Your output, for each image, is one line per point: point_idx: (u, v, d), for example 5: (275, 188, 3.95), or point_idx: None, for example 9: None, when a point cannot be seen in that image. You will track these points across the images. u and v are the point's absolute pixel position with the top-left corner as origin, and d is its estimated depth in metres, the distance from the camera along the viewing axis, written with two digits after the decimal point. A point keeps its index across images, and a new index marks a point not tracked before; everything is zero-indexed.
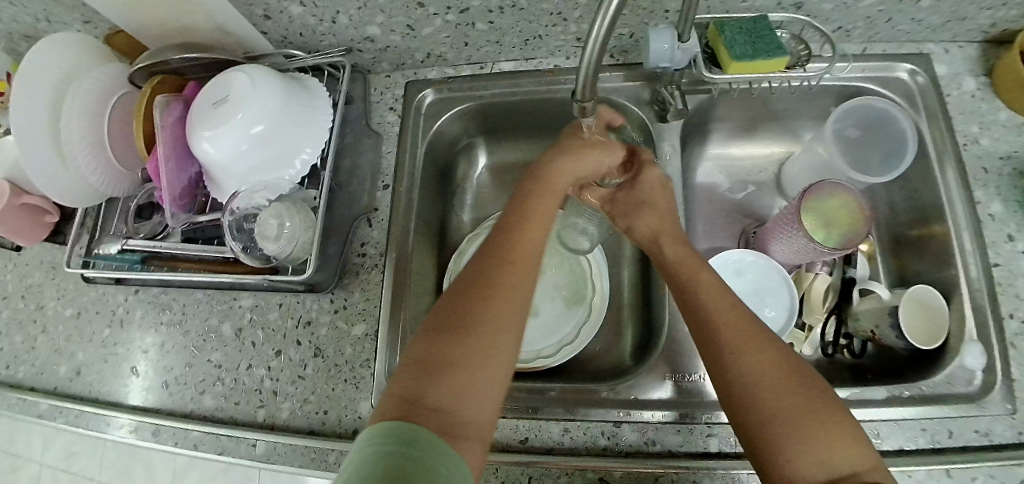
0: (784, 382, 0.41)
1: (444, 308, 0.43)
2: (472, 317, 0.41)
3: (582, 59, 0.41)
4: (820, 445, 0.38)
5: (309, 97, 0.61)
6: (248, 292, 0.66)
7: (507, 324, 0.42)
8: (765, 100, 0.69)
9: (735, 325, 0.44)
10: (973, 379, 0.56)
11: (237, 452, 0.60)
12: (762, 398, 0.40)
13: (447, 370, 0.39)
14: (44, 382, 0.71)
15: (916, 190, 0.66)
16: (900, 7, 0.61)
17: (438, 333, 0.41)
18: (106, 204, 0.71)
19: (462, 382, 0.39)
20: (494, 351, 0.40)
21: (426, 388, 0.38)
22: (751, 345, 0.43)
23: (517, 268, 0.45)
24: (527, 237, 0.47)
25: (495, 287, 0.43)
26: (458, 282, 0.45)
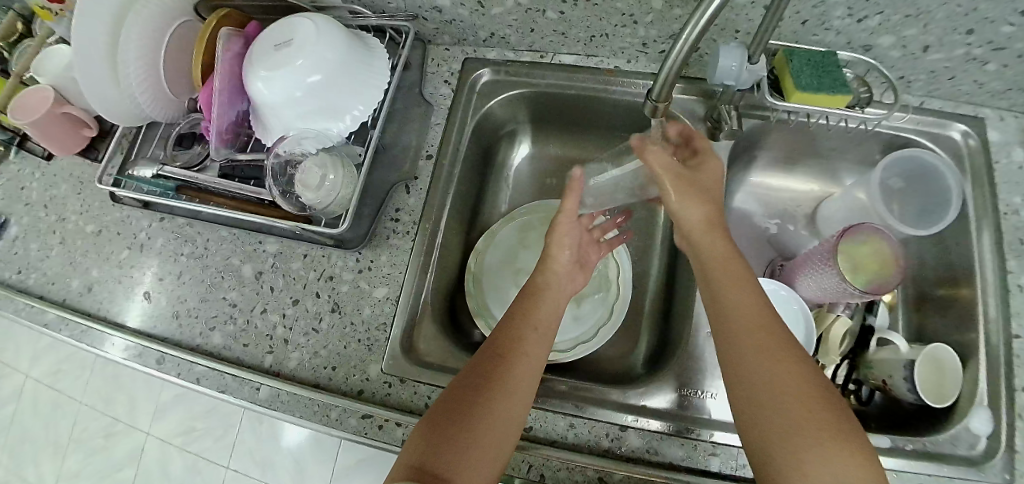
0: (796, 395, 0.43)
1: (448, 393, 0.47)
2: (475, 408, 0.45)
3: (664, 63, 0.42)
4: (825, 459, 0.39)
5: (370, 57, 0.61)
6: (274, 238, 0.66)
7: (505, 423, 0.45)
8: (813, 136, 0.70)
9: (755, 331, 0.47)
10: (976, 444, 0.57)
11: (239, 393, 0.59)
12: (770, 408, 0.43)
13: (450, 445, 0.43)
14: (55, 293, 0.71)
15: (948, 250, 0.66)
16: (966, 67, 0.61)
17: (440, 413, 0.45)
18: (146, 127, 0.71)
19: (461, 461, 0.42)
20: (487, 444, 0.44)
21: (435, 465, 0.41)
22: (769, 355, 0.45)
23: (524, 361, 0.48)
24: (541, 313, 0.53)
25: (510, 366, 0.48)
26: (470, 365, 0.49)
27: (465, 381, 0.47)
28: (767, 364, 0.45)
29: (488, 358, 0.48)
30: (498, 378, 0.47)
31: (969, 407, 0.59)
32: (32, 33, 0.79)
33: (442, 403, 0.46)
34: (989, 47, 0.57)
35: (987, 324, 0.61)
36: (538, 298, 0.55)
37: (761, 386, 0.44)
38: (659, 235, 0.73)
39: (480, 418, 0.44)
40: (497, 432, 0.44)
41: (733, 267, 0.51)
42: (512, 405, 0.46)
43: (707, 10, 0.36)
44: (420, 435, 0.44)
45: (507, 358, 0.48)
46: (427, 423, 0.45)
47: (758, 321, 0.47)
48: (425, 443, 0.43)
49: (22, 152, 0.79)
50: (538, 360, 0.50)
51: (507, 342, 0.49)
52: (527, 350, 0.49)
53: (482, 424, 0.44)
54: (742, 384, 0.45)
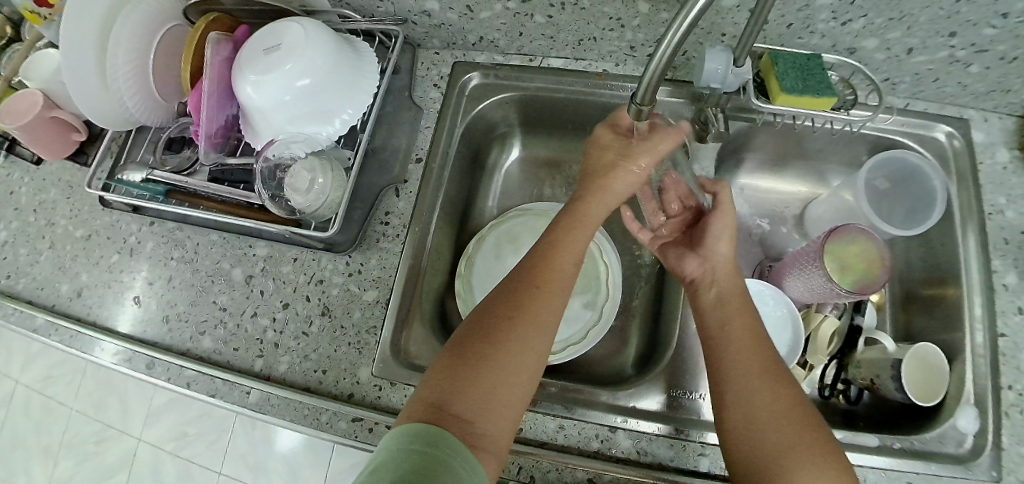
0: (771, 398, 0.44)
1: (471, 325, 0.47)
2: (504, 341, 0.45)
3: (646, 69, 0.42)
4: (781, 442, 0.42)
5: (359, 60, 0.62)
6: (264, 242, 0.66)
7: (533, 355, 0.45)
8: (800, 138, 0.70)
9: (740, 332, 0.49)
10: (962, 442, 0.57)
11: (230, 397, 0.59)
12: (747, 405, 0.44)
13: (475, 383, 0.43)
14: (44, 298, 0.71)
15: (934, 250, 0.67)
16: (949, 69, 0.62)
17: (464, 347, 0.45)
18: (134, 132, 0.70)
19: (484, 399, 0.42)
20: (515, 379, 0.44)
21: (457, 402, 0.41)
22: (750, 358, 0.47)
23: (554, 296, 0.49)
24: (574, 239, 0.53)
25: (542, 297, 0.48)
26: (492, 302, 0.49)
27: (486, 317, 0.47)
28: (748, 364, 0.47)
29: (515, 292, 0.48)
30: (527, 312, 0.47)
31: (955, 406, 0.59)
32: (20, 38, 0.79)
33: (463, 339, 0.46)
34: (971, 50, 0.58)
35: (972, 323, 0.62)
36: (579, 227, 0.54)
37: (742, 383, 0.46)
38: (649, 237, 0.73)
39: (507, 354, 0.44)
40: (522, 367, 0.45)
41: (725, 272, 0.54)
42: (539, 336, 0.46)
43: (688, 14, 0.36)
44: (443, 370, 0.44)
45: (538, 292, 0.48)
46: (445, 363, 0.45)
47: (744, 325, 0.49)
48: (445, 380, 0.43)
49: (11, 157, 0.78)
50: (565, 296, 0.50)
51: (537, 277, 0.49)
52: (557, 284, 0.49)
53: (508, 359, 0.44)
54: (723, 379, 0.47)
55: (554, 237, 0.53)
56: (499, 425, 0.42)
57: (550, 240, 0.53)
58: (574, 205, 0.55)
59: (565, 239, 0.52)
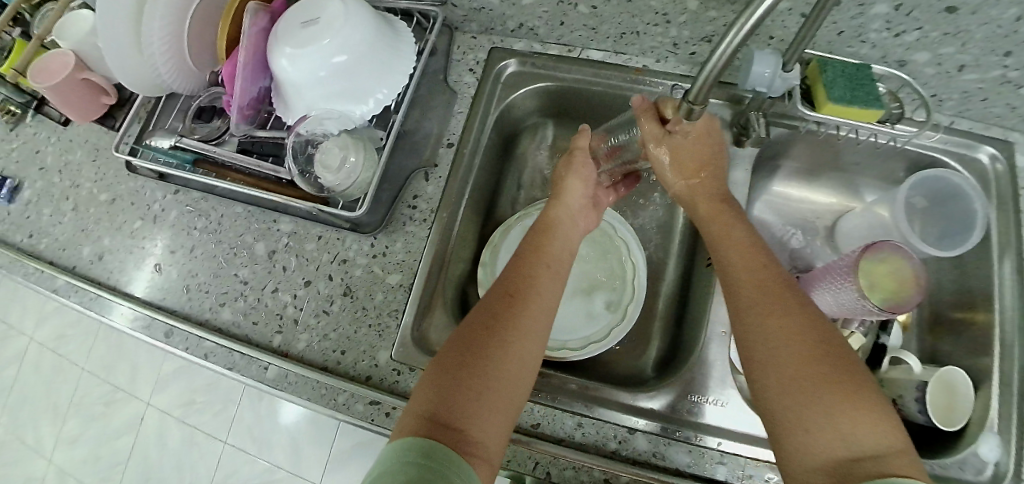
0: (805, 361, 0.41)
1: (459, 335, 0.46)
2: (490, 346, 0.44)
3: (701, 70, 0.40)
4: (803, 391, 0.40)
5: (396, 39, 0.60)
6: (289, 217, 0.65)
7: (519, 362, 0.45)
8: (838, 149, 0.69)
9: (764, 296, 0.45)
10: (983, 469, 0.56)
11: (247, 371, 0.59)
12: (779, 374, 0.41)
13: (463, 389, 0.42)
14: (65, 259, 0.71)
15: (968, 273, 0.65)
16: (1001, 89, 0.60)
17: (450, 356, 0.44)
18: (165, 98, 0.70)
19: (473, 406, 0.41)
20: (503, 377, 0.43)
21: (447, 411, 0.41)
22: (777, 322, 0.43)
23: (535, 301, 0.48)
24: (550, 248, 0.54)
25: (524, 302, 0.48)
26: (477, 309, 0.48)
27: (472, 323, 0.47)
28: (762, 315, 0.44)
29: (497, 299, 0.48)
30: (508, 317, 0.47)
31: (979, 433, 0.58)
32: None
33: (449, 348, 0.45)
34: None
35: (1001, 350, 0.60)
36: (550, 235, 0.56)
37: (772, 353, 0.42)
38: (675, 240, 0.72)
39: (492, 360, 0.44)
40: (509, 372, 0.44)
41: (741, 234, 0.51)
42: (523, 342, 0.46)
43: (752, 16, 0.35)
44: (432, 380, 0.43)
45: (517, 299, 0.48)
46: (434, 375, 0.44)
47: (768, 288, 0.46)
48: (434, 390, 0.42)
49: (39, 115, 0.78)
50: (549, 304, 0.50)
51: (516, 286, 0.49)
52: (536, 291, 0.49)
53: (492, 364, 0.43)
54: (753, 350, 0.43)
55: (533, 248, 0.54)
56: (491, 430, 0.41)
57: (527, 249, 0.54)
58: (541, 217, 0.59)
59: (541, 249, 0.54)
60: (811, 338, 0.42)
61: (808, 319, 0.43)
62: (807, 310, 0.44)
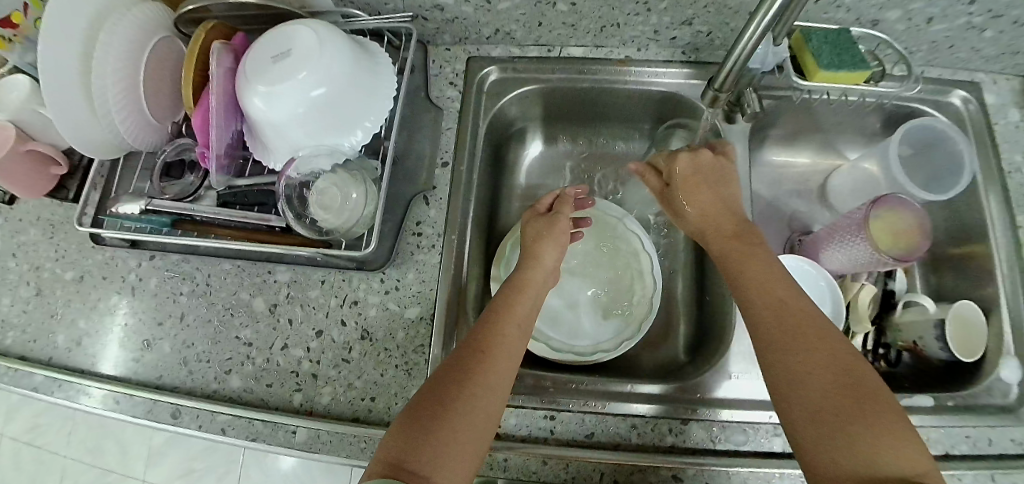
0: (832, 386, 0.41)
1: (433, 381, 0.46)
2: (455, 396, 0.44)
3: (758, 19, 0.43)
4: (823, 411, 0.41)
5: (374, 63, 0.57)
6: (286, 266, 0.61)
7: (485, 417, 0.44)
8: (818, 114, 0.71)
9: (789, 317, 0.46)
10: (1009, 392, 0.59)
11: (272, 438, 0.54)
12: (804, 395, 0.42)
13: (430, 441, 0.41)
14: (37, 352, 0.64)
15: (959, 212, 0.68)
16: (966, 35, 0.63)
17: (422, 404, 0.44)
18: (124, 160, 0.64)
19: (442, 456, 0.41)
20: (472, 429, 0.43)
21: (415, 460, 0.40)
22: (802, 348, 0.44)
23: (505, 356, 0.47)
24: (522, 297, 0.53)
25: (494, 354, 0.47)
26: (451, 358, 0.47)
27: (441, 377, 0.45)
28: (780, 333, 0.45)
29: (467, 348, 0.47)
30: (476, 375, 0.45)
31: (998, 361, 0.61)
32: None
33: (424, 397, 0.44)
34: (989, 15, 0.59)
35: (1004, 279, 0.63)
36: (522, 294, 0.53)
37: (794, 377, 0.43)
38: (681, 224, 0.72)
39: (460, 414, 0.43)
40: (477, 428, 0.43)
41: (758, 254, 0.51)
42: (490, 398, 0.44)
43: None
44: (400, 427, 0.43)
45: (488, 355, 0.46)
46: (404, 423, 0.43)
47: (789, 310, 0.46)
48: (403, 438, 0.42)
49: None
50: (517, 356, 0.48)
51: (486, 339, 0.48)
52: (506, 347, 0.48)
53: (461, 417, 0.43)
54: (778, 367, 0.44)
55: (504, 294, 0.53)
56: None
57: (494, 309, 0.51)
58: (516, 273, 0.56)
59: (511, 307, 0.51)
60: (838, 360, 0.43)
61: (835, 346, 0.44)
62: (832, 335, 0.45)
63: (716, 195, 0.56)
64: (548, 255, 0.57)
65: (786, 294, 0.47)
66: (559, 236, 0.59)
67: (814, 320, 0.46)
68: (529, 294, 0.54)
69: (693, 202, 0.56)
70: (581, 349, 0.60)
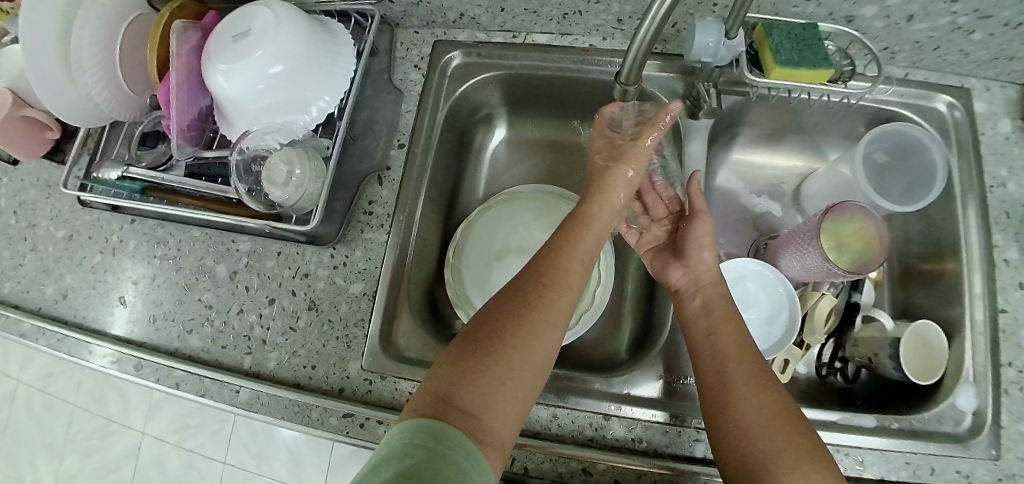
0: (791, 434, 0.41)
1: (485, 317, 0.45)
2: (512, 333, 0.44)
3: (632, 44, 0.40)
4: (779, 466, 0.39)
5: (333, 43, 0.59)
6: (246, 236, 0.64)
7: (537, 357, 0.44)
8: (796, 112, 0.68)
9: (751, 368, 0.45)
10: (961, 421, 0.56)
11: (219, 397, 0.58)
12: (760, 441, 0.41)
13: (482, 377, 0.41)
14: (29, 302, 0.70)
15: (934, 224, 0.65)
16: (952, 37, 0.59)
17: (471, 339, 0.44)
18: (108, 127, 0.69)
19: (492, 396, 0.41)
20: (526, 367, 0.43)
21: (465, 397, 0.40)
22: (761, 396, 0.43)
23: (562, 294, 0.47)
24: (585, 236, 0.52)
25: (555, 291, 0.47)
26: (502, 293, 0.47)
27: (496, 313, 0.45)
28: (745, 383, 0.44)
29: (526, 286, 0.47)
30: (532, 312, 0.45)
31: (955, 384, 0.58)
32: None
33: (474, 331, 0.44)
34: (975, 15, 0.55)
35: (971, 300, 0.60)
36: (585, 230, 0.53)
37: (755, 427, 0.41)
38: None
39: (516, 349, 0.43)
40: (530, 368, 0.43)
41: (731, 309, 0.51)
42: (549, 336, 0.45)
43: None
44: (449, 360, 0.43)
45: (548, 290, 0.47)
46: (452, 354, 0.43)
47: (751, 362, 0.46)
48: (453, 372, 0.42)
49: None
50: (578, 296, 0.49)
51: (548, 274, 0.48)
52: (567, 284, 0.48)
53: (517, 354, 0.43)
54: (737, 421, 0.42)
55: (566, 228, 0.53)
56: (503, 423, 0.41)
57: (557, 243, 0.51)
58: (578, 208, 0.56)
59: (570, 246, 0.51)
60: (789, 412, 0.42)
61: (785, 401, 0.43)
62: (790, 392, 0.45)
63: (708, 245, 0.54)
64: (620, 181, 0.57)
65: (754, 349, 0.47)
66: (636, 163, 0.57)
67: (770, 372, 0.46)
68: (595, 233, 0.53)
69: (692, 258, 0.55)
70: None
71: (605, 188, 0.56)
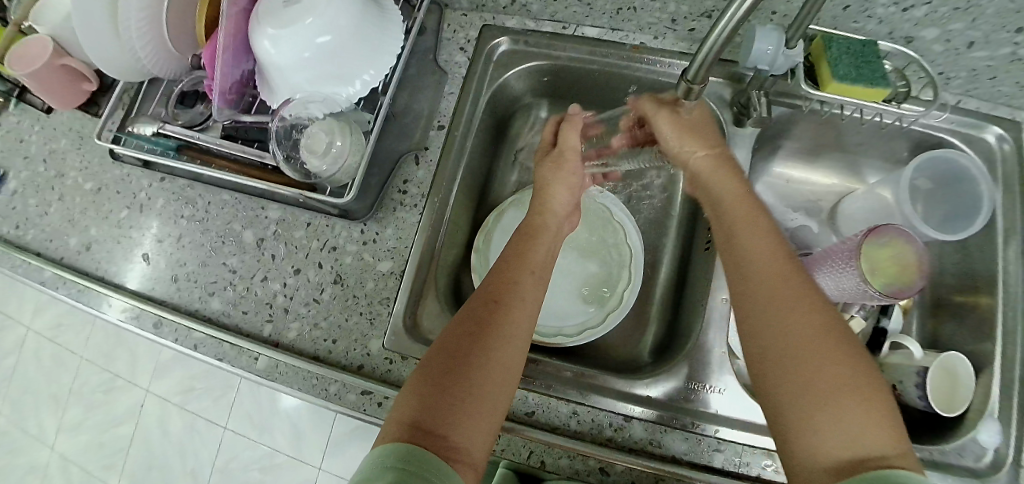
0: (825, 359, 0.38)
1: (445, 341, 0.46)
2: (472, 354, 0.44)
3: (700, 48, 0.40)
4: (806, 394, 0.38)
5: (383, 17, 0.58)
6: (277, 205, 0.64)
7: (500, 370, 0.44)
8: (841, 130, 0.66)
9: (781, 291, 0.42)
10: (983, 455, 0.55)
11: (237, 362, 0.58)
12: (784, 365, 0.39)
13: (447, 398, 0.42)
14: (53, 250, 0.69)
15: (972, 256, 0.64)
16: (1010, 67, 0.58)
17: (431, 366, 0.44)
18: (147, 83, 0.68)
19: (454, 412, 0.41)
20: (490, 381, 0.43)
21: (429, 418, 0.40)
22: (788, 312, 0.41)
23: (517, 307, 0.48)
24: (535, 251, 0.53)
25: (508, 305, 0.48)
26: (464, 311, 0.48)
27: (452, 335, 0.46)
28: (768, 304, 0.42)
29: (478, 304, 0.48)
30: (489, 328, 0.46)
31: (981, 419, 0.57)
32: None
33: (435, 351, 0.45)
34: None
35: (1005, 336, 0.59)
36: (534, 241, 0.55)
37: (781, 351, 0.40)
38: (672, 226, 0.71)
39: (474, 367, 0.43)
40: (495, 382, 0.44)
41: (760, 220, 0.47)
42: (508, 349, 0.45)
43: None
44: (414, 389, 0.43)
45: (499, 304, 0.48)
46: (415, 386, 0.43)
47: (777, 278, 0.43)
48: (418, 399, 0.42)
49: (21, 103, 0.76)
50: (534, 309, 0.49)
51: (498, 289, 0.49)
52: (520, 297, 0.49)
53: (477, 374, 0.43)
54: (762, 344, 0.41)
55: (515, 245, 0.54)
56: (475, 440, 0.41)
57: (508, 258, 0.53)
58: (529, 219, 0.58)
59: (523, 257, 0.52)
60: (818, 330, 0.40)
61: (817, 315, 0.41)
62: (826, 303, 0.41)
63: (722, 158, 0.53)
64: (558, 192, 0.59)
65: (788, 262, 0.44)
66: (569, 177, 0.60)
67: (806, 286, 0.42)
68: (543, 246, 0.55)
69: (717, 181, 0.51)
70: (542, 328, 0.61)
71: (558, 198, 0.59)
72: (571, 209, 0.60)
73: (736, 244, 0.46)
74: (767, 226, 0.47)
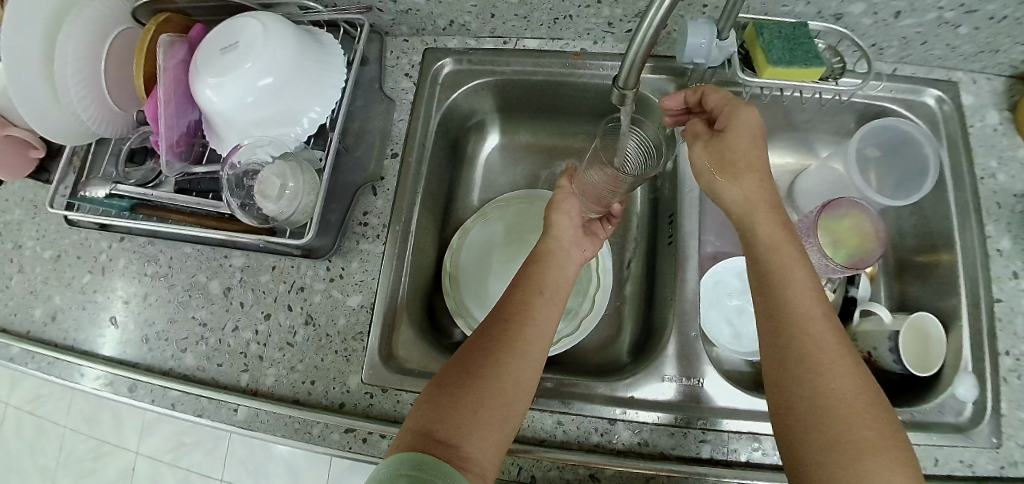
0: (848, 396, 0.40)
1: (460, 357, 0.47)
2: (486, 372, 0.45)
3: (627, 53, 0.40)
4: (833, 429, 0.40)
5: (323, 53, 0.58)
6: (239, 251, 0.63)
7: (513, 385, 0.45)
8: (787, 109, 0.68)
9: (817, 339, 0.43)
10: (962, 410, 0.56)
11: (217, 416, 0.57)
12: (812, 399, 0.41)
13: (457, 412, 0.43)
14: (17, 324, 0.68)
15: (927, 217, 0.65)
16: (939, 32, 0.60)
17: (445, 380, 0.45)
18: (95, 144, 0.67)
19: (470, 422, 0.43)
20: (509, 417, 0.45)
21: (442, 428, 0.42)
22: (816, 347, 0.43)
23: (533, 334, 0.48)
24: (549, 269, 0.54)
25: (533, 345, 0.48)
26: (481, 329, 0.49)
27: (469, 355, 0.47)
28: (799, 336, 0.43)
29: (497, 325, 0.49)
30: (505, 347, 0.47)
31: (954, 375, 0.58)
32: None
33: (450, 368, 0.46)
34: (961, 10, 0.56)
35: (967, 291, 0.60)
36: (546, 261, 0.54)
37: (807, 385, 0.42)
38: (636, 222, 0.72)
39: (491, 389, 0.44)
40: (514, 410, 0.45)
41: (798, 268, 0.46)
42: (526, 382, 0.46)
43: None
44: (428, 399, 0.45)
45: (514, 323, 0.48)
46: (432, 398, 0.44)
47: (808, 314, 0.44)
48: (431, 409, 0.44)
49: None
50: (550, 334, 0.50)
51: (514, 311, 0.49)
52: (535, 316, 0.49)
53: (491, 397, 0.44)
54: (791, 375, 0.42)
55: (532, 263, 0.54)
56: (485, 450, 0.42)
57: (524, 275, 0.53)
58: (537, 246, 0.57)
59: (535, 279, 0.52)
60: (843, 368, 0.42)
61: (840, 354, 0.42)
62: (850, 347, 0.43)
63: (759, 188, 0.49)
64: (563, 223, 0.58)
65: (824, 312, 0.44)
66: (569, 214, 0.59)
67: (831, 325, 0.44)
68: (559, 265, 0.55)
69: (754, 221, 0.49)
70: None
71: (562, 219, 0.58)
72: (578, 234, 0.58)
73: (774, 291, 0.46)
74: (800, 265, 0.46)
